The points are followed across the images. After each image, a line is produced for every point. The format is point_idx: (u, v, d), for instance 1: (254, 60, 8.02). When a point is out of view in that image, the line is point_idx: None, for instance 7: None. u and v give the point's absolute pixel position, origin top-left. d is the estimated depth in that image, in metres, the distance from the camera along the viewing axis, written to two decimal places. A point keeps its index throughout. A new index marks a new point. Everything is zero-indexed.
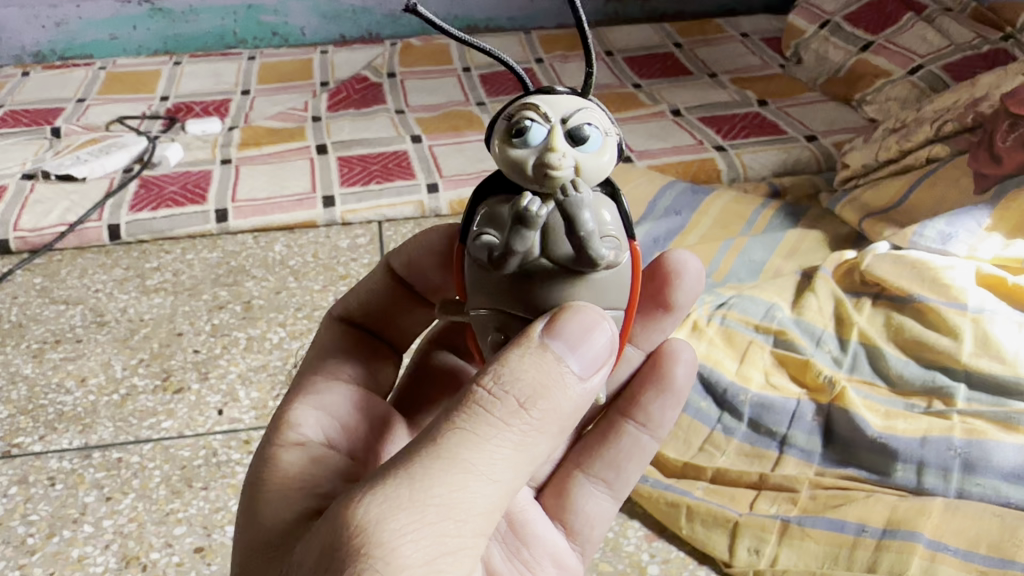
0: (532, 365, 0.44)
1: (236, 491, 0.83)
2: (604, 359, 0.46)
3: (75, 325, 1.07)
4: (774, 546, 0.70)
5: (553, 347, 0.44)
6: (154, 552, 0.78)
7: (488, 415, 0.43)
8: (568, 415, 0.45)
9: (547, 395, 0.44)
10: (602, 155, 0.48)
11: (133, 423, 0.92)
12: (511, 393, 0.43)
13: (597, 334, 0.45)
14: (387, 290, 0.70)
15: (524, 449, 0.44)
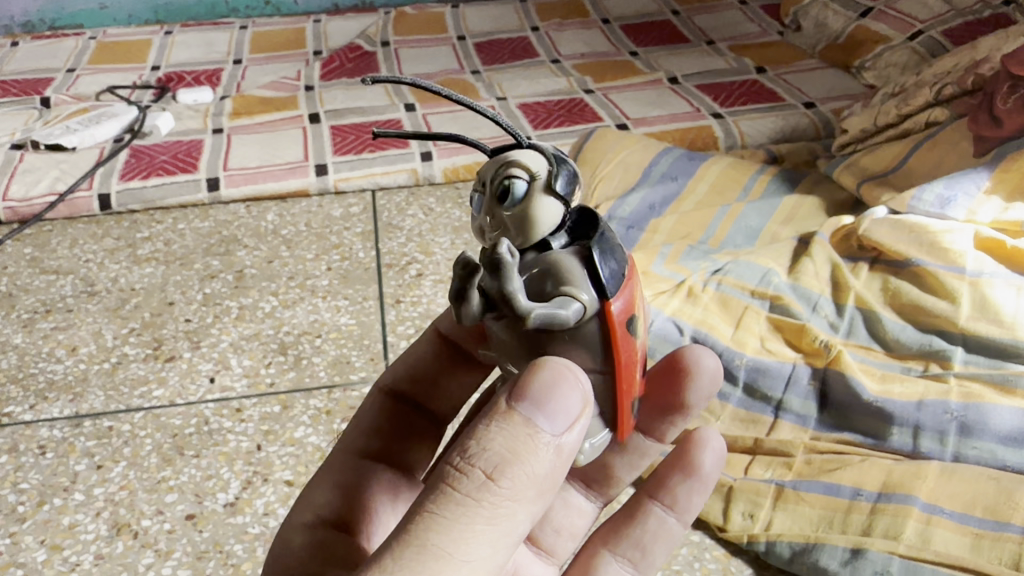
0: (501, 431, 0.41)
1: (227, 459, 0.83)
2: (580, 412, 0.42)
3: (65, 295, 1.06)
4: (768, 510, 0.70)
5: (519, 410, 0.41)
6: (145, 519, 0.77)
7: (454, 493, 0.41)
8: (545, 478, 0.42)
9: (518, 463, 0.41)
10: (537, 207, 0.43)
11: (124, 392, 0.91)
12: (477, 465, 0.41)
13: (569, 393, 0.41)
14: (433, 357, 0.69)
15: (498, 523, 0.41)
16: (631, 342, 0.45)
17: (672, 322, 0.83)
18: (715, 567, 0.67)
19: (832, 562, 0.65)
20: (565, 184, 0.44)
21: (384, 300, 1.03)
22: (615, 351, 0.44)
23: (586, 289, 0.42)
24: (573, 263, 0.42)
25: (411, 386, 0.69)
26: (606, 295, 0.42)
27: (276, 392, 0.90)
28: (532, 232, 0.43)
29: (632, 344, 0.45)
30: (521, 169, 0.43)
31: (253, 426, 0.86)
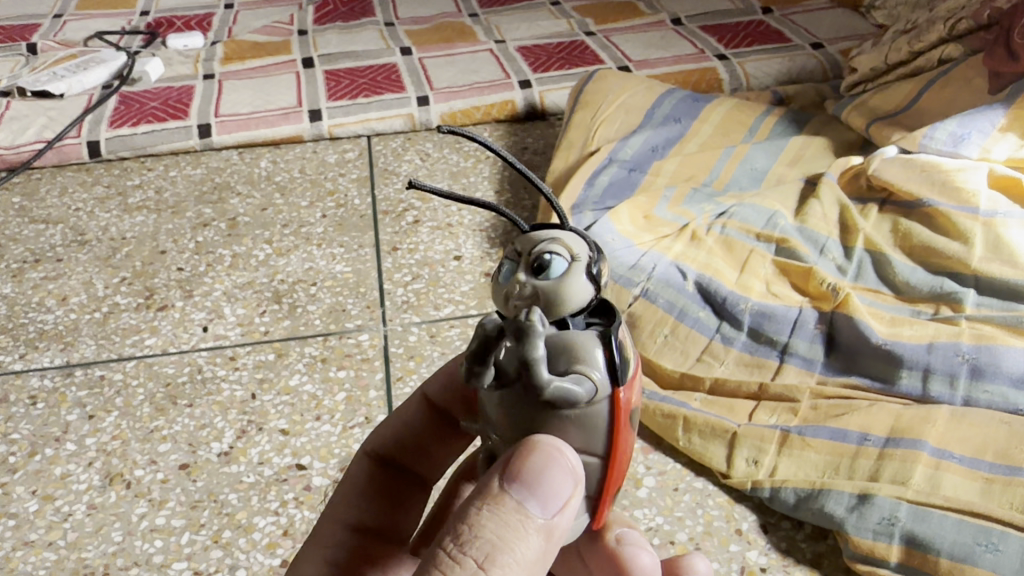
0: (492, 519, 0.40)
1: (222, 408, 0.81)
2: (572, 496, 0.40)
3: (55, 245, 1.04)
4: (773, 458, 0.69)
5: (511, 493, 0.40)
6: (138, 469, 0.76)
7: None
8: (534, 563, 0.41)
9: (510, 552, 0.40)
10: (570, 292, 0.39)
11: (116, 341, 0.90)
12: (468, 553, 0.39)
13: (563, 474, 0.39)
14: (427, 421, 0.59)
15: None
16: (630, 429, 0.41)
17: (676, 267, 0.82)
18: (717, 513, 0.68)
19: (838, 508, 0.63)
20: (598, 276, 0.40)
21: (380, 247, 1.01)
22: (615, 434, 0.40)
23: (601, 372, 0.38)
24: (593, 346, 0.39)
25: (407, 455, 0.59)
26: (618, 379, 0.39)
27: (271, 340, 0.89)
28: (559, 310, 0.39)
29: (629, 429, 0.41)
30: (559, 246, 0.39)
31: (247, 374, 0.85)
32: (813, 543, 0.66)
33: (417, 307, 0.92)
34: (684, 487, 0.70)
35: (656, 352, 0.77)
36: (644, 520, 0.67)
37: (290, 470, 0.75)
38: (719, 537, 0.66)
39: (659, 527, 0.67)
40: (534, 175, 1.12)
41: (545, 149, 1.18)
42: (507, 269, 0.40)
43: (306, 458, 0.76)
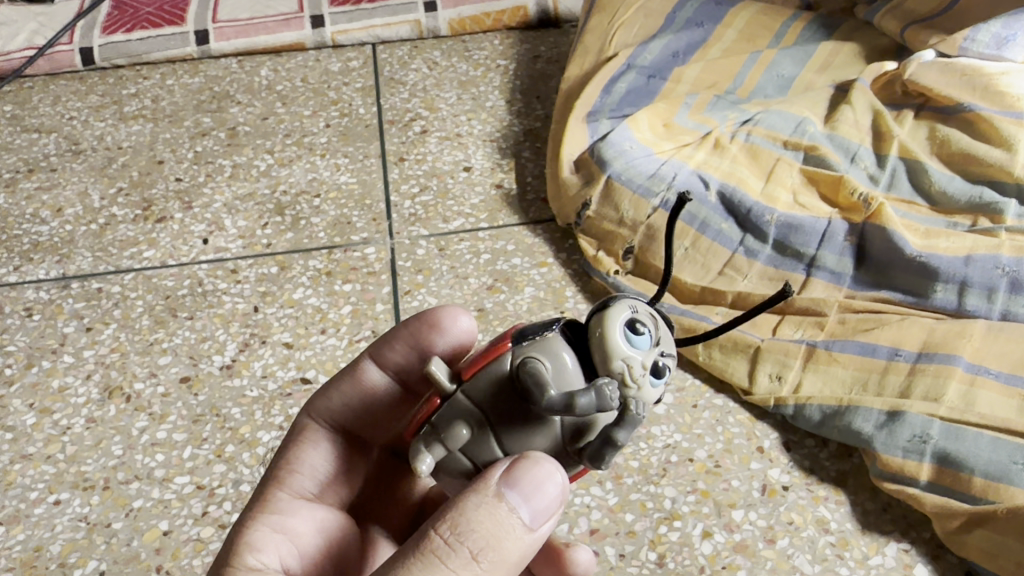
0: (488, 514, 0.36)
1: (223, 321, 0.78)
2: (558, 506, 0.37)
3: (49, 154, 1.00)
4: (798, 373, 0.66)
5: (508, 497, 0.36)
6: (138, 383, 0.73)
7: (438, 567, 0.35)
8: (514, 563, 0.38)
9: (502, 549, 0.37)
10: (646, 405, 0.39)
11: (113, 253, 0.86)
12: (465, 541, 0.36)
13: (558, 487, 0.37)
14: (382, 394, 0.53)
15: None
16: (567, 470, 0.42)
17: (698, 176, 0.78)
18: (738, 431, 0.66)
19: (866, 425, 0.61)
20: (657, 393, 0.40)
21: (387, 158, 0.97)
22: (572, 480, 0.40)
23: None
24: None
25: (357, 425, 0.53)
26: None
27: (274, 253, 0.85)
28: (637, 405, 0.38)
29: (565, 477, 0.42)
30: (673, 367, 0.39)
31: (249, 287, 0.82)
32: (838, 462, 0.63)
33: (425, 219, 0.88)
34: (704, 404, 0.68)
35: (675, 266, 0.74)
36: (662, 437, 0.66)
37: (294, 385, 0.72)
38: (739, 455, 0.64)
39: (677, 444, 0.65)
40: (547, 85, 1.07)
41: (558, 58, 1.13)
42: (644, 340, 0.38)
43: (311, 372, 0.73)
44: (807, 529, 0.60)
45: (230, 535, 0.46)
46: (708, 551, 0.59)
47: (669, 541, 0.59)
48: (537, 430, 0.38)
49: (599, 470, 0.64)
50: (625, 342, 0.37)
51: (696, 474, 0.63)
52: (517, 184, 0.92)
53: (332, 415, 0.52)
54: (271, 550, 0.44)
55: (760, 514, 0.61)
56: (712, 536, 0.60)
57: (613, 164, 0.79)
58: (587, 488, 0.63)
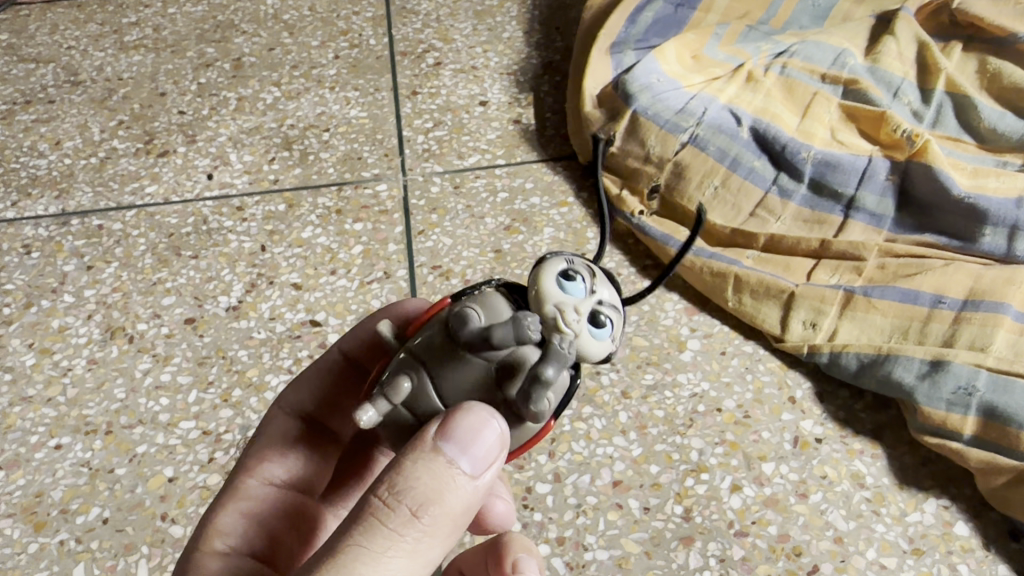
0: (426, 467, 0.35)
1: (229, 261, 0.75)
2: (498, 453, 0.35)
3: (47, 86, 0.96)
4: (833, 319, 0.62)
5: (443, 450, 0.35)
6: (141, 324, 0.70)
7: (378, 529, 0.34)
8: (462, 514, 0.36)
9: (444, 501, 0.35)
10: (593, 360, 0.36)
11: (114, 188, 0.83)
12: (402, 499, 0.35)
13: (496, 433, 0.35)
14: (343, 378, 0.53)
15: (420, 558, 0.36)
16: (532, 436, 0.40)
17: (729, 111, 0.73)
18: (768, 380, 0.63)
19: (907, 376, 0.58)
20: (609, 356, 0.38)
21: (399, 91, 0.92)
22: (531, 442, 0.38)
23: (557, 403, 0.37)
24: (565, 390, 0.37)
25: (325, 413, 0.52)
26: (557, 412, 0.38)
27: (281, 190, 0.82)
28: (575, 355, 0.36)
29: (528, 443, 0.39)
30: (619, 323, 0.37)
31: (256, 226, 0.78)
32: (874, 414, 0.60)
33: (439, 155, 0.84)
34: (732, 351, 0.65)
35: (704, 207, 0.70)
36: (688, 386, 0.63)
37: (303, 327, 0.69)
38: (769, 405, 0.61)
39: (704, 393, 0.62)
40: (567, 15, 1.02)
41: None
42: (578, 288, 0.36)
43: (322, 315, 0.70)
44: (841, 484, 0.57)
45: (198, 529, 0.47)
46: (737, 505, 0.56)
47: (696, 495, 0.57)
48: (473, 376, 0.36)
49: (623, 420, 0.61)
50: (555, 290, 0.36)
51: (725, 425, 0.60)
52: (536, 119, 0.88)
53: (299, 405, 0.52)
54: (233, 531, 0.46)
55: (792, 468, 0.58)
56: (741, 490, 0.57)
57: (638, 98, 0.74)
58: (610, 438, 0.60)
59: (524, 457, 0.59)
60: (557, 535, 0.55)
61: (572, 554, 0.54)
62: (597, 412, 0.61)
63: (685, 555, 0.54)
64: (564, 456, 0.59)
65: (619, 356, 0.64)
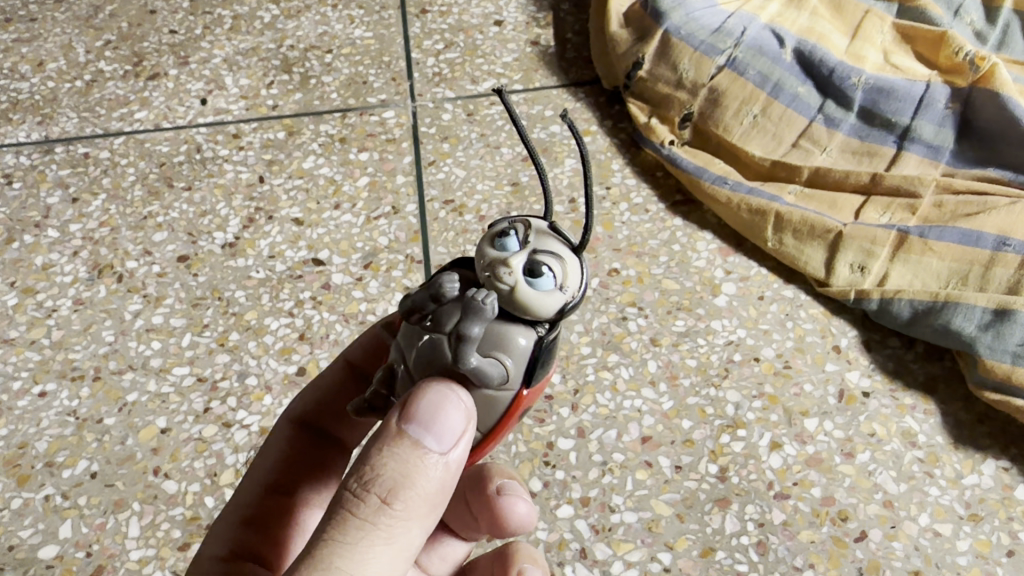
0: (390, 452, 0.32)
1: (225, 193, 0.70)
2: (467, 426, 0.33)
3: (28, 2, 0.89)
4: (883, 263, 0.57)
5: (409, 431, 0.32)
6: (131, 262, 0.65)
7: (349, 521, 0.32)
8: (440, 500, 0.34)
9: (417, 487, 0.32)
10: (543, 314, 0.33)
11: (101, 114, 0.77)
12: (371, 488, 0.32)
13: (456, 406, 0.32)
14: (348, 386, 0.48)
15: (399, 550, 0.33)
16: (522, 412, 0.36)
17: (770, 31, 0.67)
18: (811, 327, 0.58)
19: (968, 326, 0.53)
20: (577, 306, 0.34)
21: (407, 10, 0.85)
22: (507, 418, 0.35)
23: (520, 370, 0.33)
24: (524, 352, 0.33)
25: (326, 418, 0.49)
26: (527, 381, 0.34)
27: (281, 117, 0.76)
28: (515, 311, 0.33)
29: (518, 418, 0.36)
30: (566, 269, 0.33)
31: (253, 155, 0.72)
32: (926, 365, 0.56)
33: (451, 80, 0.77)
34: (771, 296, 0.60)
35: (742, 137, 0.64)
36: (723, 333, 0.58)
37: (305, 266, 0.64)
38: (812, 355, 0.56)
39: (741, 341, 0.57)
40: None
41: None
42: (511, 242, 0.33)
43: (325, 253, 0.65)
44: (891, 442, 0.52)
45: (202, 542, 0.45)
46: (777, 465, 0.51)
47: (732, 453, 0.52)
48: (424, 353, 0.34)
49: (652, 370, 0.56)
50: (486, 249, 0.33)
51: (763, 377, 0.55)
52: (556, 41, 0.81)
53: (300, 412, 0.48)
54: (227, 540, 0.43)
55: (837, 424, 0.53)
56: (781, 449, 0.52)
57: (671, 17, 0.68)
58: (638, 390, 0.55)
59: (545, 410, 0.54)
60: (581, 496, 0.51)
61: (597, 517, 0.50)
62: (624, 361, 0.56)
63: (720, 519, 0.49)
64: (588, 409, 0.54)
65: (647, 301, 0.60)
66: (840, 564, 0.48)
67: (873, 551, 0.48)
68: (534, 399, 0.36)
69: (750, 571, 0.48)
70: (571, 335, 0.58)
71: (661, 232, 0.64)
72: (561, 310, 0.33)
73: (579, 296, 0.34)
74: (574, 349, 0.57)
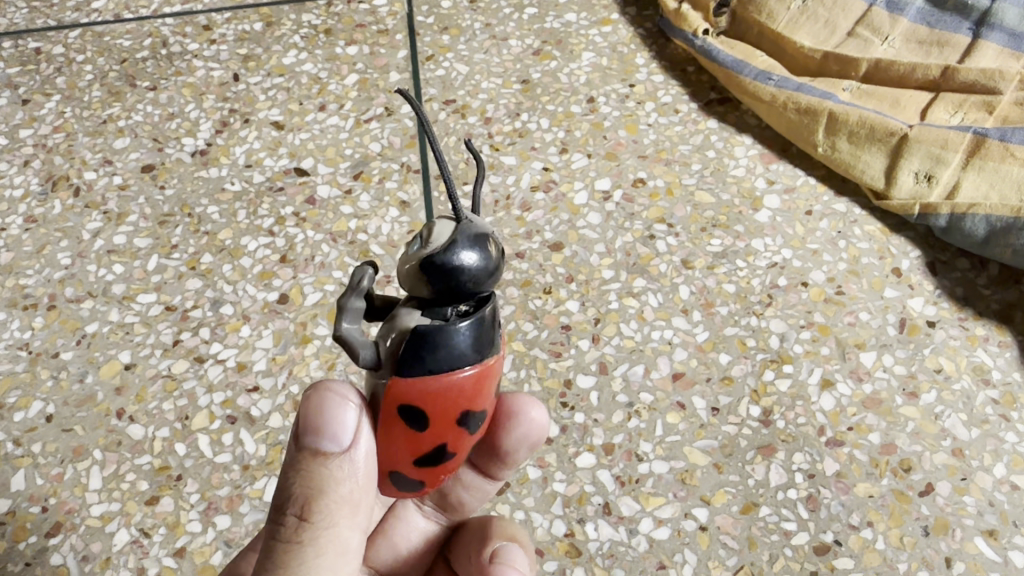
0: (296, 473, 0.31)
1: (195, 94, 0.61)
2: (361, 419, 0.30)
3: None
4: (954, 172, 0.50)
5: (307, 443, 0.30)
6: (89, 173, 0.57)
7: (275, 548, 0.30)
8: (366, 496, 0.31)
9: (332, 492, 0.30)
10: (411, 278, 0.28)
11: (54, 4, 0.67)
12: (286, 509, 0.30)
13: (339, 404, 0.30)
14: None
15: (337, 558, 0.31)
16: (422, 423, 0.29)
17: None
18: (867, 248, 0.50)
19: None
20: (464, 271, 0.28)
21: None
22: (388, 415, 0.29)
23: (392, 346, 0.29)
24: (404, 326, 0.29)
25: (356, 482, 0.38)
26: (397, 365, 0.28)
27: (257, 5, 0.66)
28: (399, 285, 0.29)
29: (417, 429, 0.29)
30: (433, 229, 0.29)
31: (227, 50, 0.64)
32: (1000, 291, 0.49)
33: None
34: (821, 211, 0.52)
35: (789, 24, 0.56)
36: (765, 254, 0.50)
37: (286, 178, 0.56)
38: (868, 278, 0.49)
39: (786, 264, 0.50)
40: None
41: None
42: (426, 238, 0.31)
43: (309, 161, 0.57)
44: (961, 380, 0.45)
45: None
46: (829, 407, 0.45)
47: (777, 393, 0.45)
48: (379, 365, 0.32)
49: (684, 296, 0.49)
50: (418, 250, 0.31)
51: (813, 304, 0.48)
52: None
53: None
54: None
55: (899, 359, 0.46)
56: (833, 387, 0.45)
57: None
58: (668, 319, 0.48)
59: (562, 342, 0.47)
60: (604, 443, 0.44)
61: (622, 467, 0.43)
62: (652, 286, 0.49)
63: (764, 469, 0.43)
64: (611, 342, 0.47)
65: (678, 217, 0.52)
66: (903, 522, 0.41)
67: (941, 507, 0.42)
68: (432, 409, 0.29)
69: (799, 530, 0.41)
70: (591, 257, 0.50)
71: (694, 136, 0.56)
72: (429, 271, 0.28)
73: (461, 253, 0.28)
74: (594, 273, 0.50)
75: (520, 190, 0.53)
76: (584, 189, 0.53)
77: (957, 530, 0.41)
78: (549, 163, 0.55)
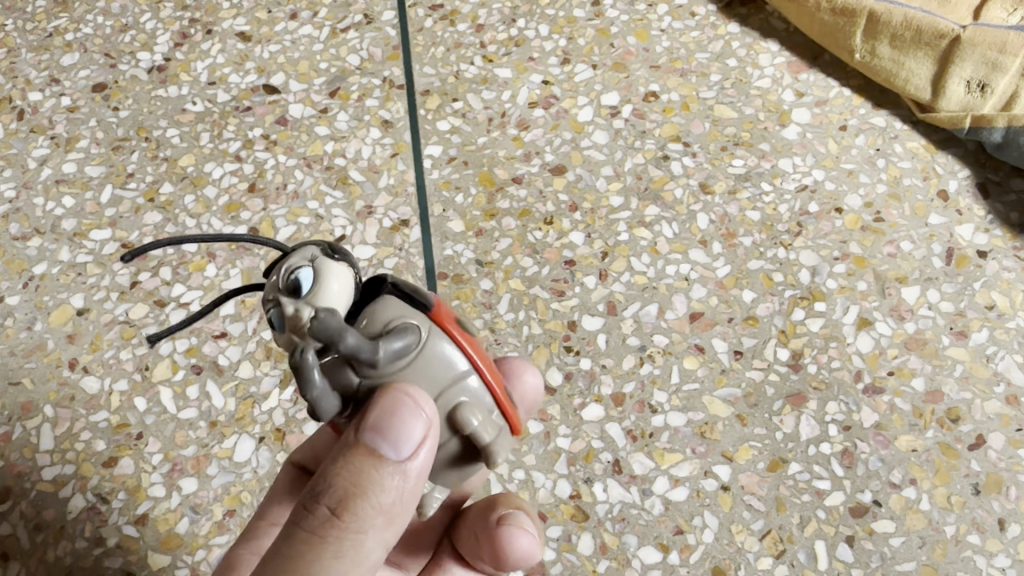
0: (343, 461, 0.26)
1: (151, 2, 0.55)
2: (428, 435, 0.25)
3: None
4: (1011, 78, 0.43)
5: (364, 438, 0.26)
6: (34, 94, 0.51)
7: (295, 531, 0.26)
8: (405, 514, 0.27)
9: (371, 499, 0.26)
10: (337, 282, 0.25)
11: None
12: (321, 497, 0.26)
13: (408, 413, 0.24)
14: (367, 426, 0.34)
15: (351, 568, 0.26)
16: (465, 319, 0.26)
17: None
18: (909, 168, 0.45)
19: None
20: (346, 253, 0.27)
21: None
22: (451, 328, 0.25)
23: (397, 314, 0.25)
24: (377, 312, 0.25)
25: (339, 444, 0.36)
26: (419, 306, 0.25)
27: None
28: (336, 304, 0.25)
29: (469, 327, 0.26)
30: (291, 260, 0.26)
31: None
32: None
33: None
34: (856, 126, 0.46)
35: None
36: (793, 176, 0.45)
37: (254, 96, 0.50)
38: (910, 203, 0.44)
39: (818, 187, 0.44)
40: None
41: None
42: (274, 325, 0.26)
43: (279, 77, 0.50)
44: (1016, 318, 0.40)
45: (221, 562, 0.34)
46: (866, 349, 0.40)
47: (807, 334, 0.40)
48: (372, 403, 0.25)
49: (702, 226, 0.43)
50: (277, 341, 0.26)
51: (848, 234, 0.43)
52: None
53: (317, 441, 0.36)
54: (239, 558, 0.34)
55: (945, 295, 0.41)
56: (871, 327, 0.40)
57: None
58: (685, 252, 0.43)
59: (565, 280, 0.42)
60: (613, 393, 0.39)
61: (634, 420, 0.38)
62: (666, 215, 0.44)
63: (793, 420, 0.38)
64: (620, 279, 0.42)
65: (695, 135, 0.46)
66: (950, 480, 0.37)
67: (993, 462, 0.37)
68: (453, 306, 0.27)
69: (834, 489, 0.37)
70: (597, 182, 0.45)
71: (712, 43, 0.49)
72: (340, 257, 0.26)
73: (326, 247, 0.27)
74: (601, 200, 0.44)
75: (516, 107, 0.47)
76: (589, 104, 0.47)
77: (1011, 489, 0.36)
78: (550, 76, 0.48)
